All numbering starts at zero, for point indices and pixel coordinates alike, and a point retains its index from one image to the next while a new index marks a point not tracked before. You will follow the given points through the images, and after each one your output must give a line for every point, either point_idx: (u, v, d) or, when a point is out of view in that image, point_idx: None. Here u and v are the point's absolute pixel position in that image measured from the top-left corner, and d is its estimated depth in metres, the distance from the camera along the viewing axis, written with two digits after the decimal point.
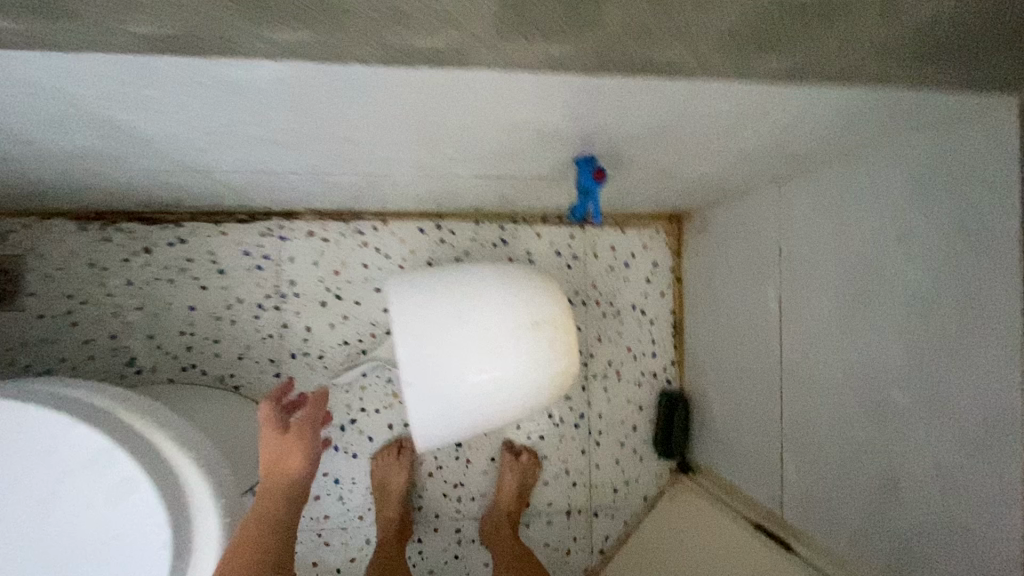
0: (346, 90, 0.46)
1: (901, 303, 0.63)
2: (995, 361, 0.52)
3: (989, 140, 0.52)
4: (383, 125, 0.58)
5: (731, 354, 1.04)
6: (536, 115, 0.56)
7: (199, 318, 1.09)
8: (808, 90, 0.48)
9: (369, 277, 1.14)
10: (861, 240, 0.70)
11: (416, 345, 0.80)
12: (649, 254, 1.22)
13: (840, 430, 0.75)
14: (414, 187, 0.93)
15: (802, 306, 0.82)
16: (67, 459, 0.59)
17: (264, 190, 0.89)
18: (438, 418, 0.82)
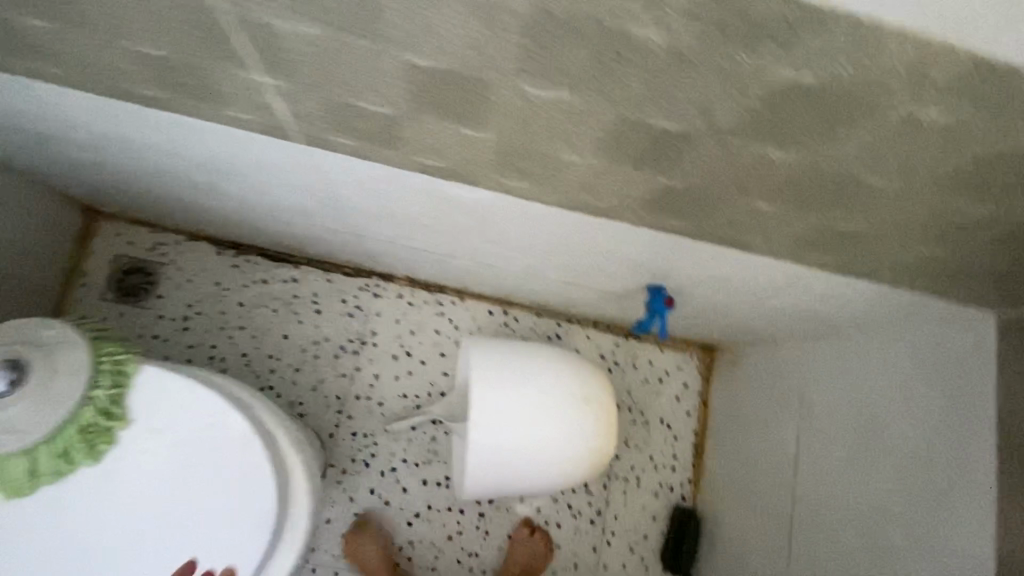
0: (518, 212, 0.66)
1: (902, 458, 0.77)
2: (978, 517, 0.65)
3: (977, 341, 0.69)
4: (521, 236, 0.79)
5: (746, 481, 1.15)
6: (636, 253, 0.75)
7: (288, 347, 1.26)
8: (840, 279, 0.66)
9: (438, 343, 1.31)
10: (872, 399, 0.85)
11: (487, 406, 0.94)
12: (682, 374, 1.37)
13: (842, 565, 0.85)
14: (505, 278, 1.12)
15: (816, 447, 0.95)
16: (217, 437, 0.73)
17: (390, 254, 1.09)
18: (492, 468, 0.95)
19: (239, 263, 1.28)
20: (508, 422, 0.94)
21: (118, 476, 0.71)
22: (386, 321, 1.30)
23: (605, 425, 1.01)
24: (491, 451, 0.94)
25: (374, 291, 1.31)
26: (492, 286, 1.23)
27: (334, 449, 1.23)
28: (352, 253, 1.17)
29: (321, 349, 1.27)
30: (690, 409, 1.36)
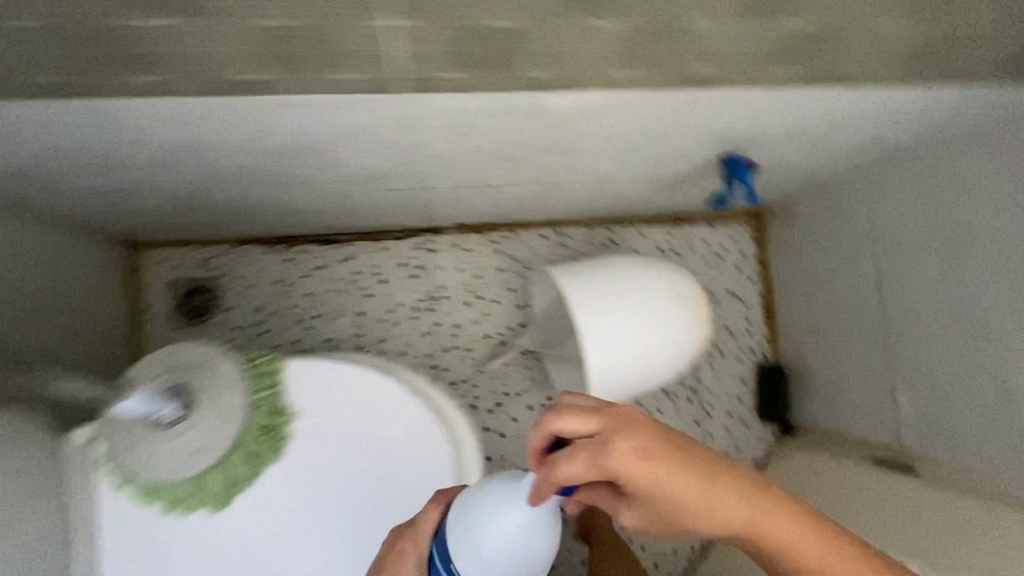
0: (593, 281, 1.03)
1: (859, 221, 1.10)
2: (945, 231, 0.92)
3: (899, 189, 0.99)
4: (554, 177, 0.97)
5: (813, 282, 1.25)
6: (623, 163, 0.92)
7: (366, 321, 1.28)
8: (852, 205, 1.10)
9: (504, 280, 1.33)
10: (880, 212, 1.05)
11: (597, 310, 1.00)
12: (737, 246, 1.42)
13: (855, 308, 1.13)
14: (509, 205, 1.18)
15: (851, 275, 1.14)
16: (387, 401, 0.77)
17: (455, 203, 1.11)
18: (617, 365, 1.00)
19: (353, 255, 1.29)
20: (630, 329, 1.00)
21: (312, 447, 0.75)
22: (496, 271, 1.33)
23: (697, 310, 1.05)
24: (618, 349, 1.00)
25: (494, 245, 1.34)
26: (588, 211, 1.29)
27: None
28: (472, 210, 1.18)
29: (432, 305, 1.31)
30: (755, 278, 1.42)
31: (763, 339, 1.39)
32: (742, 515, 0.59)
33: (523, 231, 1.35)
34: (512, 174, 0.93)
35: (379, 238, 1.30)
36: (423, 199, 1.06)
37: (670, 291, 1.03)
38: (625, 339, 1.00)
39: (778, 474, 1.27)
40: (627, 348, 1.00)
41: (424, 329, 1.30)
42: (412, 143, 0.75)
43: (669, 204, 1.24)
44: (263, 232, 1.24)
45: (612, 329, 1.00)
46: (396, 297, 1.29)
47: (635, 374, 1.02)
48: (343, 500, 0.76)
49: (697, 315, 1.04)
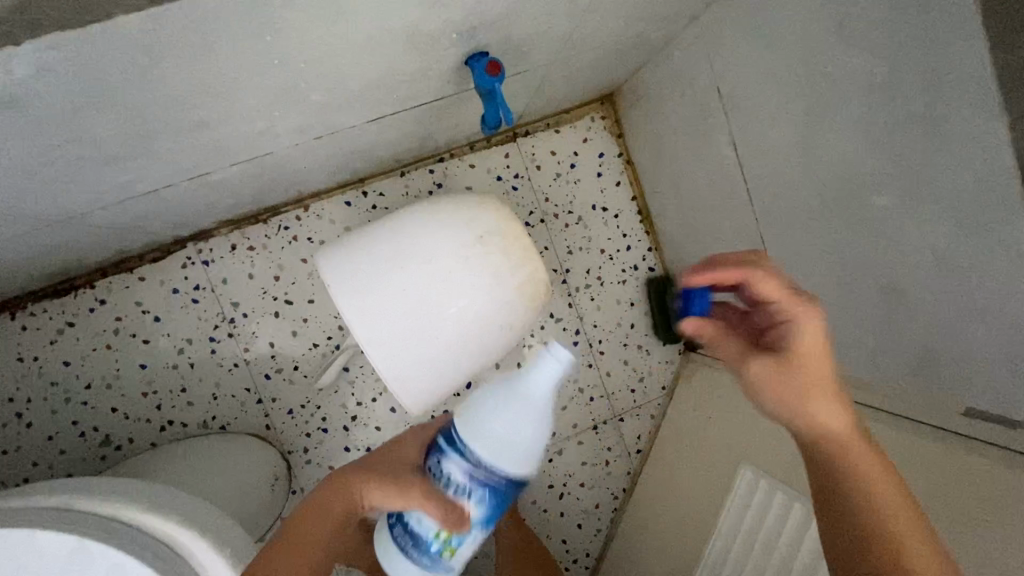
0: (363, 266, 0.75)
1: (705, 89, 0.83)
2: (794, 90, 0.67)
3: (740, 35, 0.72)
4: (257, 153, 0.67)
5: (678, 174, 1.00)
6: (329, 111, 0.62)
7: (155, 372, 1.02)
8: (697, 70, 0.83)
9: (313, 272, 1.05)
10: (723, 73, 0.78)
11: (375, 307, 0.74)
12: (592, 146, 1.15)
13: (722, 200, 0.89)
14: (263, 189, 0.88)
15: (712, 160, 0.89)
16: (55, 562, 0.55)
17: (171, 212, 0.81)
18: (423, 367, 0.77)
19: (105, 298, 1.00)
20: (425, 317, 0.75)
21: None
22: (301, 264, 1.05)
23: (520, 264, 0.78)
24: (416, 347, 0.75)
25: (286, 232, 1.04)
26: (383, 160, 0.99)
27: (279, 437, 1.05)
28: (213, 209, 0.88)
29: (232, 328, 1.04)
30: (620, 180, 1.16)
31: (645, 250, 1.17)
32: (839, 427, 0.50)
33: (319, 204, 1.05)
34: (176, 170, 0.62)
35: (131, 267, 1.01)
36: (111, 226, 0.76)
37: (465, 244, 0.75)
38: (409, 323, 0.74)
39: (685, 404, 1.10)
40: (412, 333, 0.75)
41: (231, 360, 1.04)
42: None
43: (475, 125, 0.95)
44: None
45: (387, 316, 0.74)
46: (181, 332, 1.02)
47: (441, 360, 0.77)
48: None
49: (511, 264, 0.77)
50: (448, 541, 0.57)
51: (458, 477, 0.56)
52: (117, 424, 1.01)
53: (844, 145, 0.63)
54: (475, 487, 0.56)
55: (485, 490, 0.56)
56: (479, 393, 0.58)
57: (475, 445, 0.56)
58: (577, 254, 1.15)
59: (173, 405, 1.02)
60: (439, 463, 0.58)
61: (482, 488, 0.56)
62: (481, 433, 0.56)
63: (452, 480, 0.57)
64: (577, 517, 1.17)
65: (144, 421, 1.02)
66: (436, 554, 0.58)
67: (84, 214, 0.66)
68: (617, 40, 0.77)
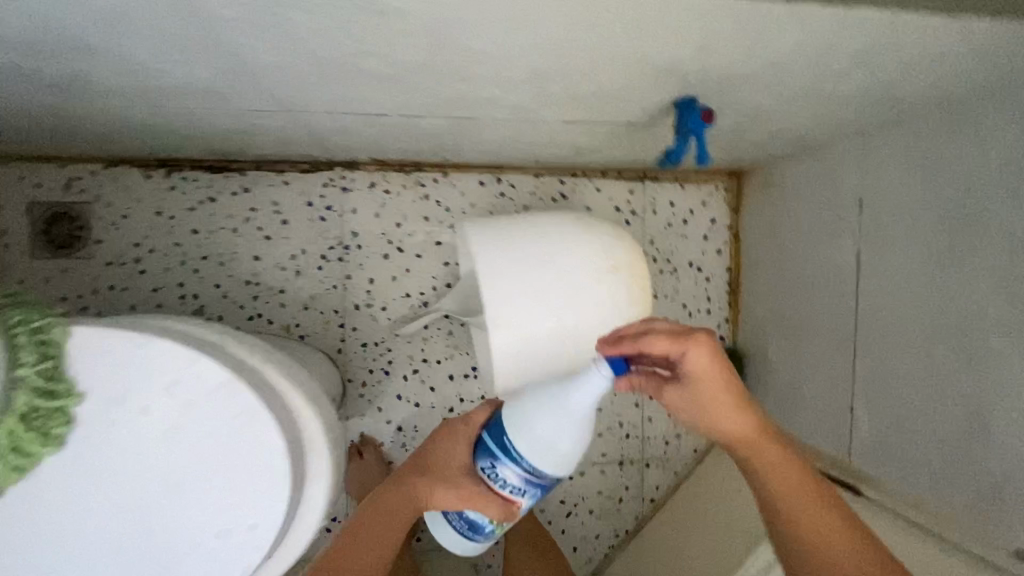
0: (509, 245, 0.85)
1: (846, 195, 0.91)
2: (938, 222, 0.74)
3: (902, 160, 0.80)
4: (465, 113, 0.77)
5: (784, 261, 1.07)
6: (546, 100, 0.71)
7: (264, 267, 1.10)
8: (845, 176, 0.91)
9: (430, 232, 1.15)
10: (871, 188, 0.86)
11: (506, 283, 0.83)
12: (707, 211, 1.23)
13: (825, 299, 0.96)
14: (429, 145, 0.98)
15: (827, 258, 0.96)
16: (198, 389, 0.61)
17: (356, 137, 0.91)
18: (526, 351, 0.83)
19: (248, 188, 1.10)
20: (544, 307, 0.82)
21: (97, 441, 0.59)
22: (423, 221, 1.15)
23: (637, 292, 0.85)
24: (527, 330, 0.82)
25: (420, 189, 1.14)
26: (531, 157, 1.08)
27: (346, 363, 1.12)
28: (383, 145, 0.97)
29: (344, 254, 1.12)
30: (721, 250, 1.23)
31: (722, 319, 1.24)
32: (742, 432, 0.65)
33: (458, 175, 1.15)
34: (405, 104, 0.72)
35: (280, 170, 1.10)
36: (310, 129, 0.85)
37: (599, 256, 0.84)
38: (529, 305, 0.82)
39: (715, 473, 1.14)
40: (530, 321, 0.82)
41: (331, 282, 1.12)
42: (236, 48, 0.55)
43: (625, 156, 1.04)
44: (139, 152, 1.04)
45: (517, 301, 0.82)
46: (300, 240, 1.11)
47: (547, 356, 0.84)
48: (141, 503, 0.60)
49: (631, 286, 0.85)
50: (501, 524, 0.73)
51: (512, 481, 0.69)
52: (214, 299, 1.09)
53: (971, 284, 0.70)
54: (526, 487, 0.70)
55: (531, 489, 0.70)
56: (526, 407, 0.69)
57: (524, 452, 0.68)
58: (662, 300, 1.22)
59: (268, 301, 1.10)
60: (494, 467, 0.70)
61: (531, 486, 0.70)
62: (530, 444, 0.68)
63: (508, 482, 0.69)
64: (575, 540, 1.21)
65: (237, 306, 1.09)
66: (489, 531, 0.74)
67: (309, 111, 0.76)
68: (788, 127, 0.85)
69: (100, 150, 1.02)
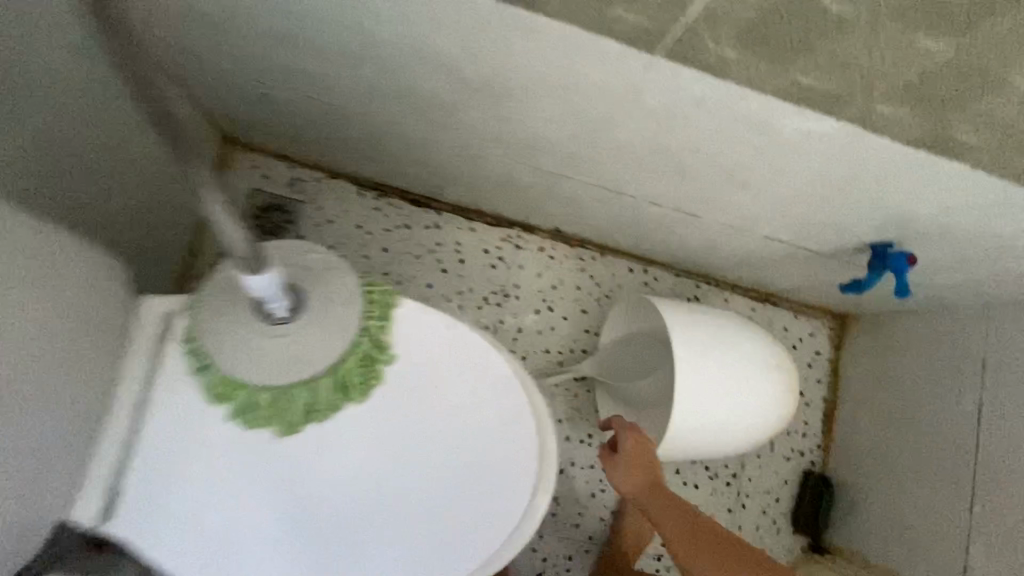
0: (701, 323, 1.03)
1: (970, 354, 1.08)
2: None
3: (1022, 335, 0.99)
4: (699, 209, 0.92)
5: (891, 402, 1.21)
6: (775, 215, 0.88)
7: (432, 296, 1.21)
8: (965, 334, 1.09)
9: (578, 300, 1.28)
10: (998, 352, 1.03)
11: (693, 350, 0.99)
12: (814, 343, 1.37)
13: (943, 443, 1.08)
14: (621, 227, 1.13)
15: (941, 405, 1.10)
16: (485, 383, 0.71)
17: (572, 206, 1.07)
18: (694, 408, 0.99)
19: (439, 226, 1.24)
20: (721, 378, 0.99)
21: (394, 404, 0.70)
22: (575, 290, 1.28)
23: (789, 392, 1.04)
24: (700, 390, 0.99)
25: (579, 260, 1.29)
26: (686, 259, 1.25)
27: None
28: (583, 218, 1.14)
29: (503, 300, 1.25)
30: (822, 379, 1.36)
31: (815, 444, 1.33)
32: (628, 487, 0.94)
33: (613, 257, 1.30)
34: (661, 192, 0.89)
35: (469, 216, 1.25)
36: (551, 190, 1.01)
37: (766, 359, 1.02)
38: (707, 371, 0.99)
39: None
40: (705, 387, 0.99)
41: (487, 323, 1.23)
42: (607, 127, 0.73)
43: (769, 274, 1.20)
44: (366, 172, 1.19)
45: (696, 364, 0.99)
46: (470, 281, 1.23)
47: (708, 418, 1.00)
48: (415, 459, 0.70)
49: (785, 385, 1.04)
50: None
51: None
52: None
53: None
54: None
55: None
56: None
57: None
58: None
59: None
60: None
61: None
62: None
63: None
64: None
65: None
66: None
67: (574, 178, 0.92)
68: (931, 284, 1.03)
69: (337, 161, 1.15)
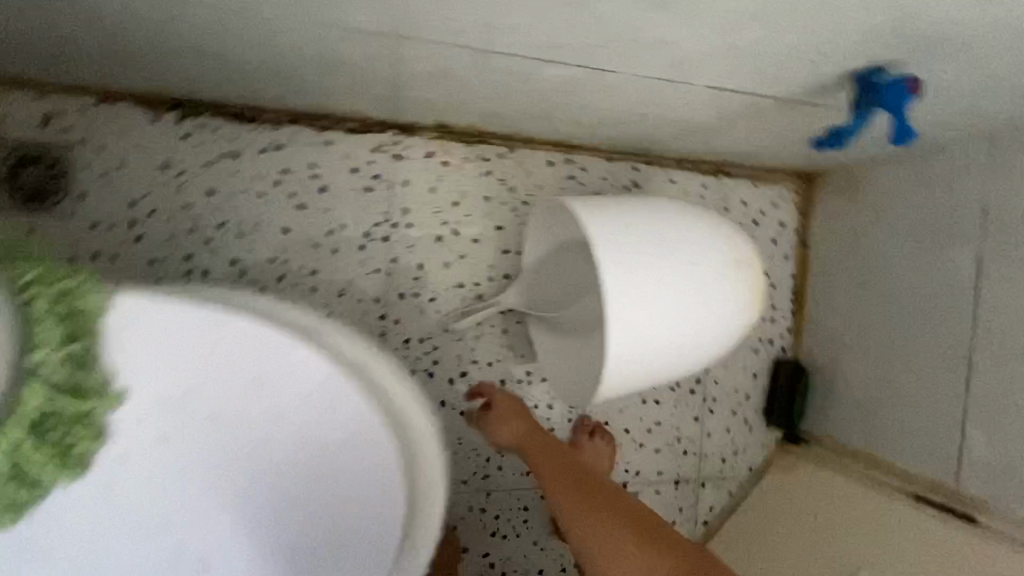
0: (632, 225, 0.75)
1: (964, 199, 0.87)
2: None
3: None
4: (611, 62, 0.63)
5: (868, 271, 1.03)
6: (717, 51, 0.60)
7: (293, 243, 0.92)
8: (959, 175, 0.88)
9: (489, 213, 1.00)
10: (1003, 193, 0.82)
11: (628, 265, 0.72)
12: (777, 214, 1.16)
13: (933, 311, 0.91)
14: (519, 107, 0.83)
15: (930, 267, 0.92)
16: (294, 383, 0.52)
17: (443, 86, 0.76)
18: (639, 342, 0.73)
19: (282, 146, 0.91)
20: (667, 294, 0.74)
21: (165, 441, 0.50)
22: (482, 201, 1.00)
23: (754, 293, 0.81)
24: (644, 316, 0.72)
25: (481, 162, 1.00)
26: (615, 137, 0.97)
27: None
28: (467, 102, 0.83)
29: (390, 232, 0.96)
30: (788, 255, 1.17)
31: (784, 329, 1.17)
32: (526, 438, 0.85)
33: (523, 151, 1.01)
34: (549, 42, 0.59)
35: (322, 127, 0.93)
36: (402, 67, 0.69)
37: (723, 255, 0.78)
38: (649, 289, 0.73)
39: (780, 490, 1.09)
40: (650, 310, 0.73)
41: (374, 265, 0.95)
42: None
43: (719, 140, 0.94)
44: (152, 87, 0.83)
45: (633, 282, 0.72)
46: (341, 214, 0.94)
47: (657, 350, 0.74)
48: (227, 506, 0.52)
49: (750, 287, 0.81)
50: None
51: None
52: (229, 278, 0.90)
53: None
54: None
55: None
56: None
57: None
58: None
59: (298, 284, 0.92)
60: None
61: None
62: None
63: None
64: None
65: (258, 288, 0.91)
66: None
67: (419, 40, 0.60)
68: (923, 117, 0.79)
69: (98, 78, 0.79)
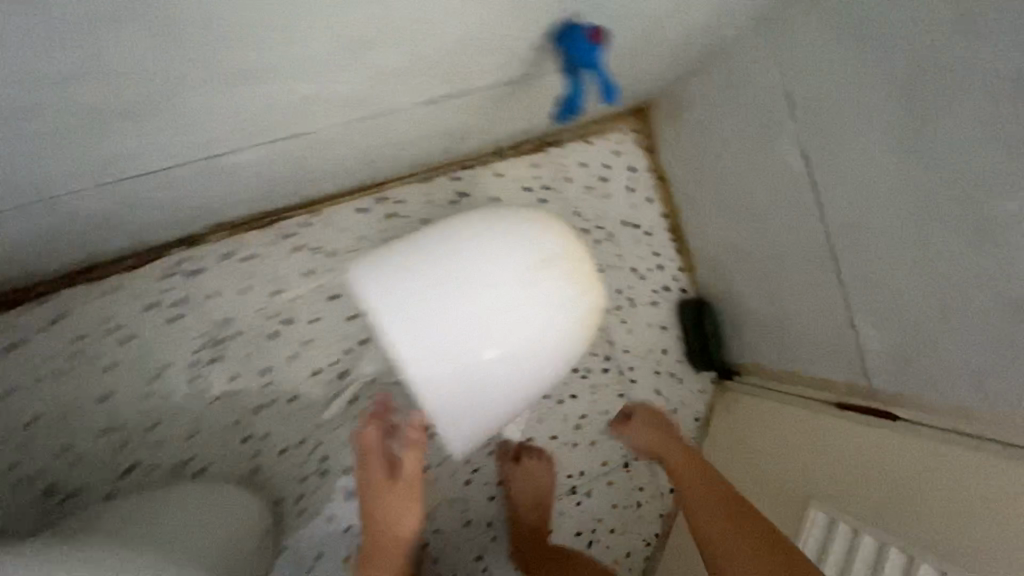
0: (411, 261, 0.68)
1: (778, 91, 0.80)
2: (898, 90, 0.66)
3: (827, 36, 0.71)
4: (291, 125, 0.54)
5: (725, 190, 0.96)
6: None
7: (117, 405, 0.84)
8: (765, 68, 0.80)
9: (317, 287, 0.92)
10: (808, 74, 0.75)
11: (412, 309, 0.65)
12: (625, 160, 1.08)
13: (789, 214, 0.85)
14: (275, 182, 0.75)
15: (774, 170, 0.85)
16: None
17: (168, 201, 0.67)
18: (452, 382, 0.67)
19: (60, 316, 0.81)
20: (469, 324, 0.66)
21: None
22: (305, 277, 0.92)
23: (584, 278, 0.72)
24: (448, 356, 0.66)
25: (288, 238, 0.91)
26: (408, 161, 0.88)
27: (270, 479, 0.89)
28: (217, 199, 0.74)
29: (218, 349, 0.88)
30: (651, 196, 1.09)
31: (676, 271, 1.11)
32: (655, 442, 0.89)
33: (328, 208, 0.92)
34: None
35: (100, 276, 0.83)
36: (95, 207, 0.60)
37: (527, 256, 0.69)
38: (446, 326, 0.66)
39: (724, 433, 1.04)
40: (452, 346, 0.66)
41: (215, 390, 0.88)
42: None
43: (513, 123, 0.86)
44: None
45: (424, 326, 0.65)
46: (157, 354, 0.85)
47: (481, 382, 0.68)
48: None
49: (573, 277, 0.71)
50: None
51: None
52: (64, 471, 0.82)
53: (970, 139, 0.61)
54: None
55: None
56: None
57: None
58: (610, 272, 1.06)
59: (141, 444, 0.84)
60: None
61: None
62: None
63: None
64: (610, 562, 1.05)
65: (99, 465, 0.83)
66: None
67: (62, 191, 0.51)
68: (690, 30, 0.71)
69: None
